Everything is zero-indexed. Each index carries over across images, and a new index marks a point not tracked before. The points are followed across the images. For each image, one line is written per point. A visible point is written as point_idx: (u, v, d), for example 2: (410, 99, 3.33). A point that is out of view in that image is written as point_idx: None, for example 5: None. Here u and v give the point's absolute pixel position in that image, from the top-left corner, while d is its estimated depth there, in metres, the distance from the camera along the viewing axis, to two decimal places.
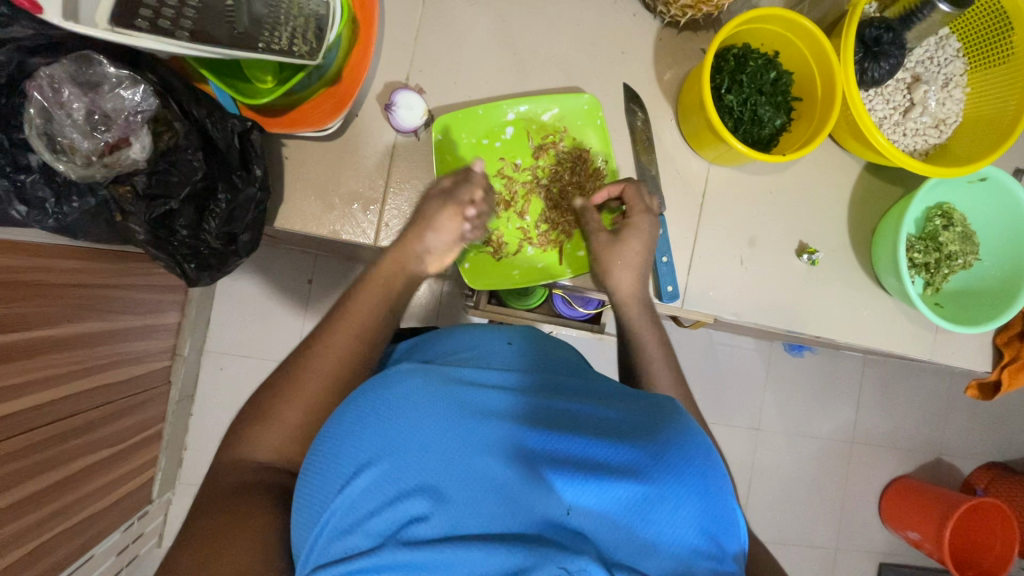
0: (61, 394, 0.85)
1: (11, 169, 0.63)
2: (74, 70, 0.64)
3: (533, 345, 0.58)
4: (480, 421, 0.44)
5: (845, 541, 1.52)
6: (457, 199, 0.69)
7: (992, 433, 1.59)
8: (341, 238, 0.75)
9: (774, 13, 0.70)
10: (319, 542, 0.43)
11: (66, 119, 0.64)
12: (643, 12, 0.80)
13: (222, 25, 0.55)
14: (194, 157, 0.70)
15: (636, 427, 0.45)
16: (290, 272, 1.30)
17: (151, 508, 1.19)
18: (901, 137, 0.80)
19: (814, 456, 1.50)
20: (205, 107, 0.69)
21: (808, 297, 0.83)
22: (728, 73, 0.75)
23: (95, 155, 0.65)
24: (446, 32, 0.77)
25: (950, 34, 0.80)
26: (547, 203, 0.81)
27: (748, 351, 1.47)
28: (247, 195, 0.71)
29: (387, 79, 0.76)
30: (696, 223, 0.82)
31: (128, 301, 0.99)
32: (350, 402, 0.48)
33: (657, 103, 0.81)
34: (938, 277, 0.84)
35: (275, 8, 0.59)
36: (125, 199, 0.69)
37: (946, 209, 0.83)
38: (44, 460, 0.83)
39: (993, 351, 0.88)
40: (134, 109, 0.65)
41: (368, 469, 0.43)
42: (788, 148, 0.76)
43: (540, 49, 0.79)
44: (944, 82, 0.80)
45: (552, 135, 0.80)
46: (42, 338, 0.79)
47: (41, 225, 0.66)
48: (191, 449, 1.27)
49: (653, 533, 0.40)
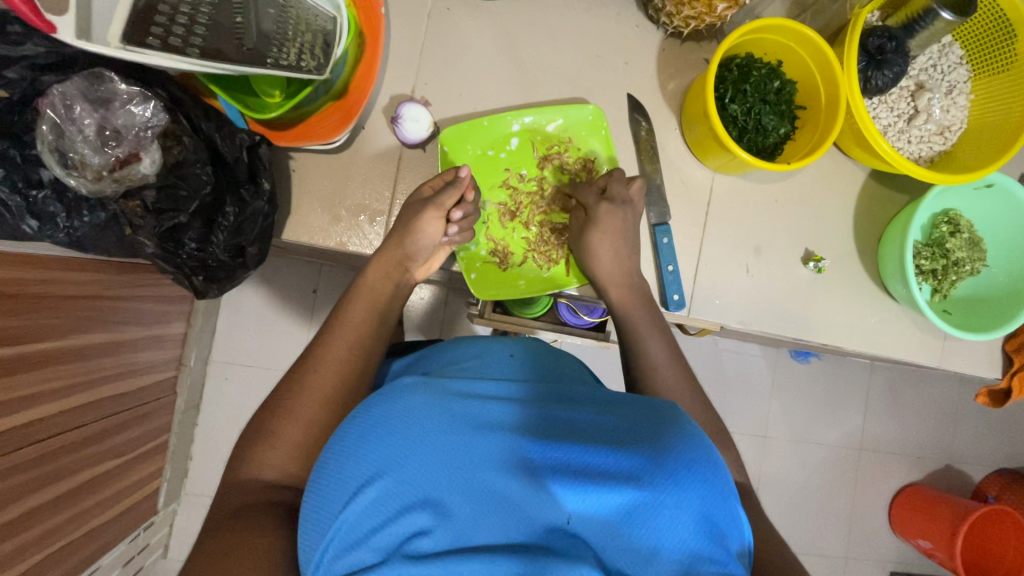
0: (67, 405, 0.86)
1: (23, 184, 0.63)
2: (86, 87, 0.66)
3: (534, 355, 0.58)
4: (481, 434, 0.44)
5: (855, 550, 1.50)
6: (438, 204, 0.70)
7: (1002, 440, 1.57)
8: (347, 249, 0.76)
9: (777, 23, 0.71)
10: (325, 558, 0.43)
11: (77, 135, 0.66)
12: (646, 23, 0.81)
13: (231, 41, 0.56)
14: (202, 171, 0.71)
15: (637, 432, 0.45)
16: (296, 282, 1.30)
17: (156, 518, 1.19)
18: (906, 145, 0.80)
19: (822, 464, 1.49)
20: (214, 122, 0.69)
21: (814, 304, 0.83)
22: (732, 83, 0.75)
23: (105, 170, 0.66)
24: (451, 45, 0.78)
25: (953, 41, 0.80)
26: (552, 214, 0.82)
27: (754, 358, 1.46)
28: (254, 208, 0.71)
29: (392, 91, 0.77)
30: (702, 232, 0.82)
31: (135, 312, 1.00)
32: (352, 418, 0.48)
33: (661, 112, 0.81)
34: (945, 284, 0.84)
35: (285, 25, 0.60)
36: (135, 214, 0.70)
37: (953, 215, 0.83)
38: (50, 472, 0.83)
39: (1003, 358, 0.87)
40: (144, 124, 0.67)
41: (370, 485, 0.43)
42: (792, 156, 0.77)
43: (544, 61, 0.80)
44: (949, 89, 0.80)
45: (557, 145, 0.80)
46: (49, 350, 0.80)
47: (52, 239, 0.66)
48: (197, 459, 1.28)
49: (656, 539, 0.39)
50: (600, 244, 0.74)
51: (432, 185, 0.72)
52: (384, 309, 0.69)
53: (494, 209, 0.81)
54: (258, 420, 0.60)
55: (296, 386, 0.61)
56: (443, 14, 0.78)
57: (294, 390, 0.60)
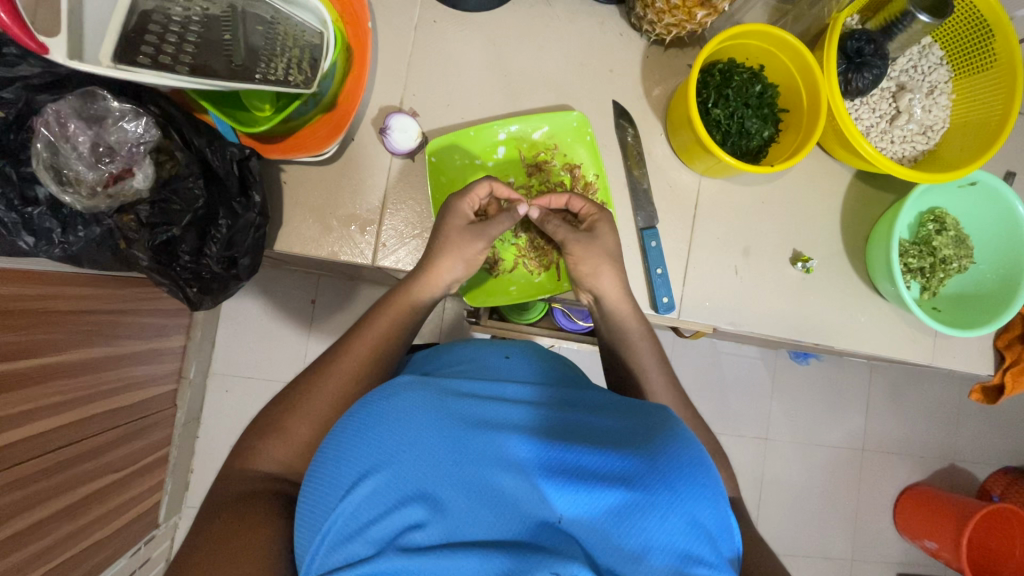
0: (68, 420, 0.86)
1: (19, 202, 0.65)
2: (79, 105, 0.68)
3: (531, 357, 0.59)
4: (476, 432, 0.45)
5: (858, 551, 1.49)
6: (489, 235, 0.72)
7: (1004, 436, 1.57)
8: (340, 259, 0.77)
9: (756, 29, 0.72)
10: (321, 549, 0.44)
11: (71, 153, 0.67)
12: (629, 32, 0.82)
13: (221, 59, 0.58)
14: (194, 184, 0.72)
15: (629, 437, 0.46)
16: (293, 293, 1.32)
17: (157, 531, 1.20)
18: (889, 145, 0.81)
19: (823, 465, 1.48)
20: (205, 136, 0.71)
21: (803, 304, 0.83)
22: (714, 88, 0.76)
23: (99, 186, 0.68)
24: (439, 56, 0.79)
25: (932, 42, 0.81)
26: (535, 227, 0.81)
27: (751, 360, 1.46)
28: (246, 220, 0.72)
29: (381, 104, 0.78)
30: (690, 234, 0.82)
31: (135, 327, 1.01)
32: (350, 414, 0.49)
33: (646, 119, 0.83)
34: (934, 282, 0.84)
35: (272, 41, 0.62)
36: (130, 228, 0.71)
37: (939, 213, 0.84)
38: (52, 486, 0.84)
39: (994, 353, 0.88)
40: (136, 140, 0.69)
41: (367, 479, 0.44)
42: (777, 158, 0.78)
43: (531, 70, 0.81)
44: (930, 89, 0.81)
45: (544, 152, 0.82)
46: (49, 365, 0.81)
47: (48, 254, 0.68)
48: (197, 472, 1.28)
49: (644, 540, 0.40)
50: (592, 271, 0.72)
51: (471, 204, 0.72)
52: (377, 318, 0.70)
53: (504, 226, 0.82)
54: (255, 425, 0.60)
55: (291, 393, 0.61)
56: (430, 27, 0.79)
57: (289, 396, 0.61)
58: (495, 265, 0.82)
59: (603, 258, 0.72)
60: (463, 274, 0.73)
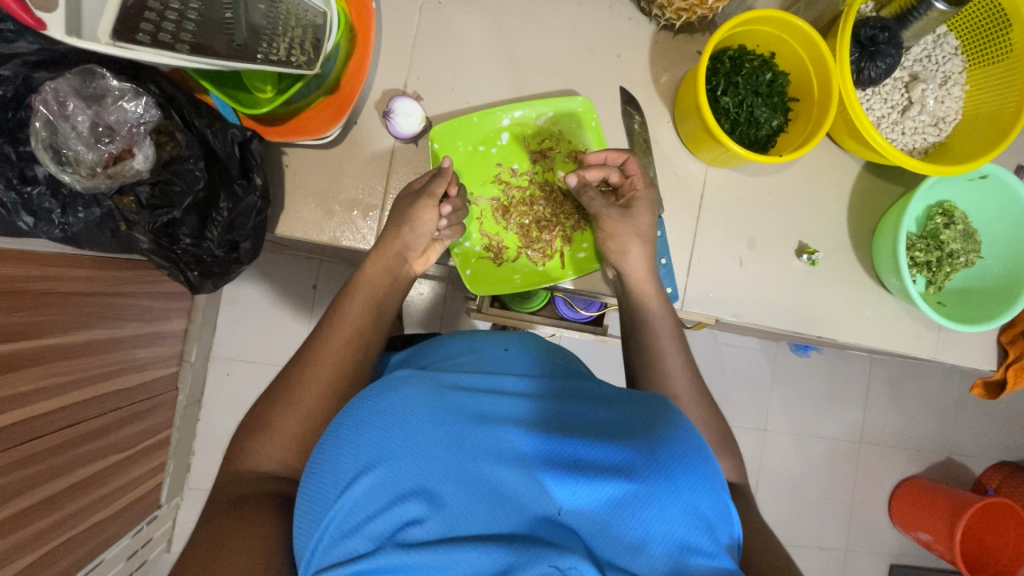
0: (71, 401, 0.87)
1: (17, 181, 0.64)
2: (78, 84, 0.66)
3: (531, 350, 0.59)
4: (475, 427, 0.45)
5: (855, 542, 1.50)
6: (427, 193, 0.71)
7: (1003, 433, 1.57)
8: (341, 244, 0.77)
9: (769, 15, 0.71)
10: (320, 546, 0.44)
11: (70, 131, 0.65)
12: (639, 17, 0.81)
13: (222, 37, 0.56)
14: (195, 166, 0.72)
15: (628, 427, 0.46)
16: (294, 277, 1.31)
17: (160, 512, 1.20)
18: (900, 136, 0.80)
19: (821, 456, 1.49)
20: (206, 118, 0.71)
21: (807, 294, 0.83)
22: (723, 75, 0.75)
23: (99, 166, 0.67)
24: (443, 40, 0.78)
25: (948, 31, 0.80)
26: (541, 222, 0.82)
27: (752, 351, 1.46)
28: (247, 204, 0.72)
29: (385, 87, 0.77)
30: (695, 223, 0.82)
31: (135, 308, 1.00)
32: (350, 409, 0.48)
33: (654, 106, 0.81)
34: (940, 276, 0.83)
35: (275, 20, 0.60)
36: (130, 210, 0.72)
37: (947, 207, 0.83)
38: (55, 467, 0.84)
39: (998, 349, 0.87)
40: (136, 121, 0.67)
41: (367, 474, 0.43)
42: (785, 148, 0.77)
43: (537, 54, 0.80)
44: (943, 80, 0.80)
45: (548, 139, 0.81)
46: (50, 346, 0.80)
47: (48, 235, 0.68)
48: (199, 454, 1.29)
49: (645, 530, 0.40)
50: (628, 246, 0.72)
51: (421, 181, 0.74)
52: (381, 297, 0.70)
53: (487, 205, 0.82)
54: (257, 410, 0.60)
55: (293, 376, 0.62)
56: (435, 9, 0.78)
57: (290, 381, 0.61)
58: (500, 257, 0.82)
59: (638, 236, 0.72)
60: (411, 239, 0.71)
